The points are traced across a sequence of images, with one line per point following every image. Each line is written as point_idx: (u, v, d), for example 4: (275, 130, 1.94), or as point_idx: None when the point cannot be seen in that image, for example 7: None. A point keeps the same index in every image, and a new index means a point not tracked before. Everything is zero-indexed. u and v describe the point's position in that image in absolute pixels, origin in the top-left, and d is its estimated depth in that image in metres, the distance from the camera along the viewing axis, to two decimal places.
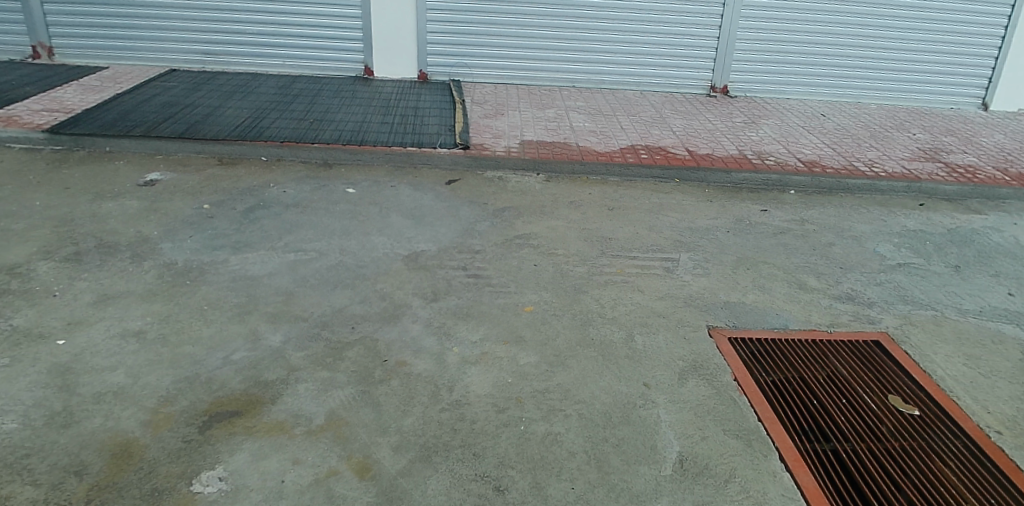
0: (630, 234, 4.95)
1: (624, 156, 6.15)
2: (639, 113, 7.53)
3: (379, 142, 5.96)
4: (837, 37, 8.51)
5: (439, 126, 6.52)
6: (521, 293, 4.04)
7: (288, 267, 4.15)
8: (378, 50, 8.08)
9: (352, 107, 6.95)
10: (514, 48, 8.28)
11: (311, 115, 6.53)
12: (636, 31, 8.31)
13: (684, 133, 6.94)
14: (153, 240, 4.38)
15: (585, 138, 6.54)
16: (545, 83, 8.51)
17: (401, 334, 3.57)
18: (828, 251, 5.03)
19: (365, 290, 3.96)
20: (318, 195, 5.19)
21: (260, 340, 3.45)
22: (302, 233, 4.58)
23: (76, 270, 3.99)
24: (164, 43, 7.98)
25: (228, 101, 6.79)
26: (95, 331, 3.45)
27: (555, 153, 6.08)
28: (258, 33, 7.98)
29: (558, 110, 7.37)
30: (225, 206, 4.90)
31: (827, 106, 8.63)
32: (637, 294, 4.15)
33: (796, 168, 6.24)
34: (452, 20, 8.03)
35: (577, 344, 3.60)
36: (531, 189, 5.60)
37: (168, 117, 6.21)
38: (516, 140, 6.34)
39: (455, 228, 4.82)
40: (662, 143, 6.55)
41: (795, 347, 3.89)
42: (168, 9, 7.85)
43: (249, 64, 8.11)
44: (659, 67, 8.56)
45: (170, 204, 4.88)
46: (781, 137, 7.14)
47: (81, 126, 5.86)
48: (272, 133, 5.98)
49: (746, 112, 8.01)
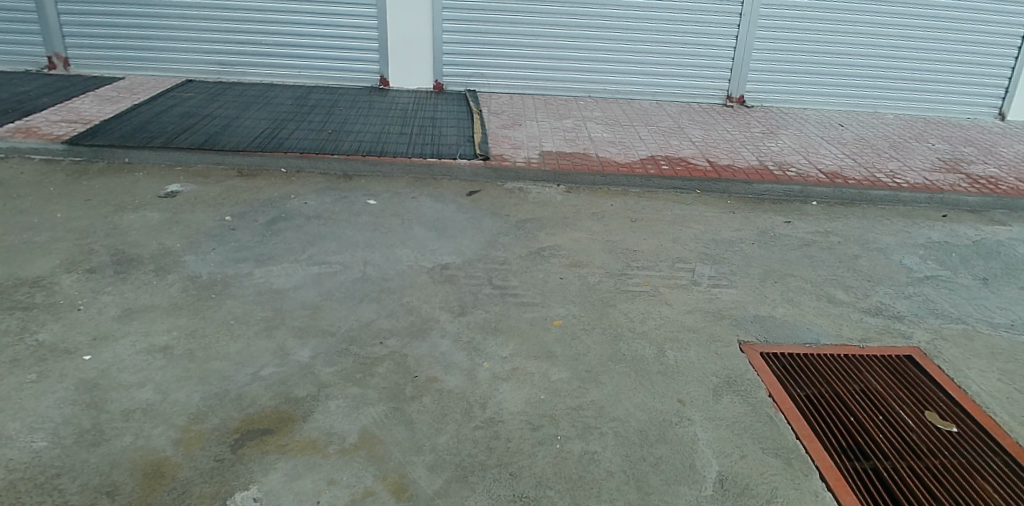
0: (653, 246, 4.90)
1: (645, 167, 6.10)
2: (656, 124, 7.48)
3: (398, 153, 5.94)
4: (853, 47, 8.47)
5: (458, 136, 6.49)
6: (549, 307, 3.99)
7: (313, 281, 4.11)
8: (393, 60, 8.06)
9: (370, 117, 6.92)
10: (529, 57, 8.25)
11: (329, 126, 6.51)
12: (652, 41, 8.29)
13: (703, 143, 6.90)
14: (176, 252, 4.35)
15: (604, 149, 6.50)
16: (560, 93, 8.48)
17: (431, 349, 3.52)
18: (855, 263, 4.97)
19: (391, 304, 3.91)
20: (339, 206, 5.16)
21: (289, 355, 3.40)
22: (325, 245, 4.54)
23: (100, 283, 3.96)
24: (180, 54, 7.98)
25: (245, 111, 6.78)
26: (122, 346, 3.42)
27: (574, 164, 6.04)
28: (274, 44, 7.97)
29: (576, 121, 7.34)
30: (246, 218, 4.86)
31: (844, 116, 8.58)
32: (665, 308, 4.10)
33: (818, 179, 6.19)
34: (467, 31, 8.01)
35: (608, 360, 3.54)
36: (551, 200, 5.56)
37: (186, 128, 6.20)
38: (535, 151, 6.30)
39: (478, 240, 4.78)
40: (682, 154, 6.50)
41: (828, 362, 3.82)
42: (183, 20, 7.85)
43: (264, 75, 8.11)
44: (676, 76, 8.53)
45: (191, 216, 4.85)
46: (800, 148, 7.09)
47: (100, 137, 5.85)
48: (291, 143, 5.96)
49: (763, 122, 7.97)
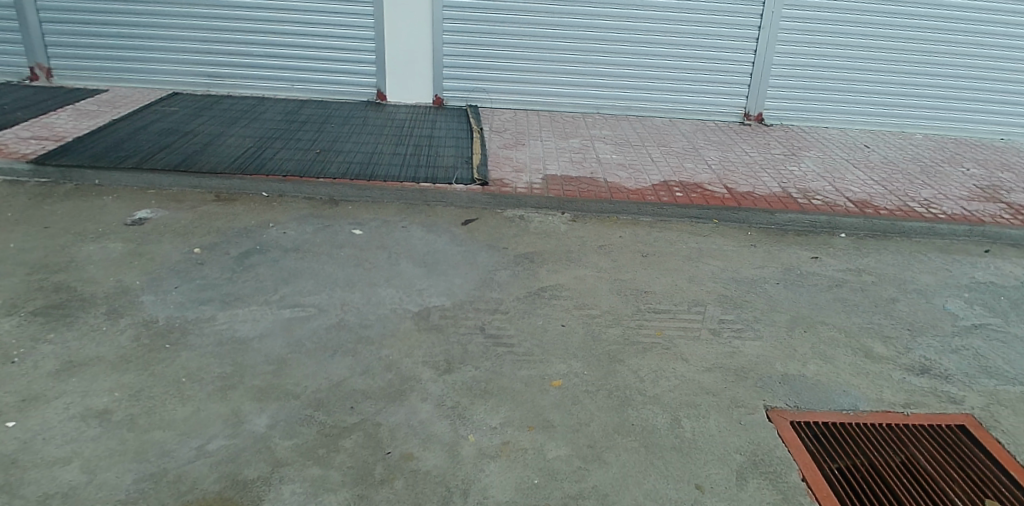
0: (666, 287, 4.41)
1: (657, 193, 5.62)
2: (670, 144, 7.00)
3: (389, 176, 5.48)
4: (879, 63, 7.97)
5: (455, 158, 6.03)
6: (548, 362, 3.51)
7: (282, 328, 3.65)
8: (391, 73, 7.62)
9: (363, 135, 6.48)
10: (536, 72, 7.79)
11: (318, 145, 6.07)
12: (665, 55, 7.82)
13: (721, 167, 6.41)
14: (134, 291, 3.90)
15: (613, 173, 6.02)
16: (568, 110, 8.02)
17: (408, 416, 3.04)
18: (891, 309, 4.47)
19: (368, 356, 3.44)
20: (321, 237, 4.70)
21: (243, 424, 2.94)
22: (301, 283, 4.09)
23: (42, 329, 3.51)
24: (167, 66, 7.59)
25: (230, 128, 6.35)
26: (53, 410, 2.96)
27: (581, 190, 5.57)
28: (266, 55, 7.57)
29: (583, 140, 6.87)
30: (218, 251, 4.42)
31: (870, 137, 8.08)
32: (680, 364, 3.61)
33: (847, 209, 5.69)
34: (470, 43, 7.57)
35: (614, 433, 3.06)
36: (555, 230, 5.08)
37: (165, 146, 5.78)
38: (538, 174, 5.83)
39: (471, 278, 4.31)
40: (698, 179, 6.01)
41: (870, 435, 3.30)
42: (172, 30, 7.45)
43: (255, 88, 7.70)
44: (690, 92, 8.05)
45: (157, 248, 4.41)
46: (825, 173, 6.59)
47: (69, 156, 5.43)
48: (275, 165, 5.52)
49: (784, 143, 7.47)
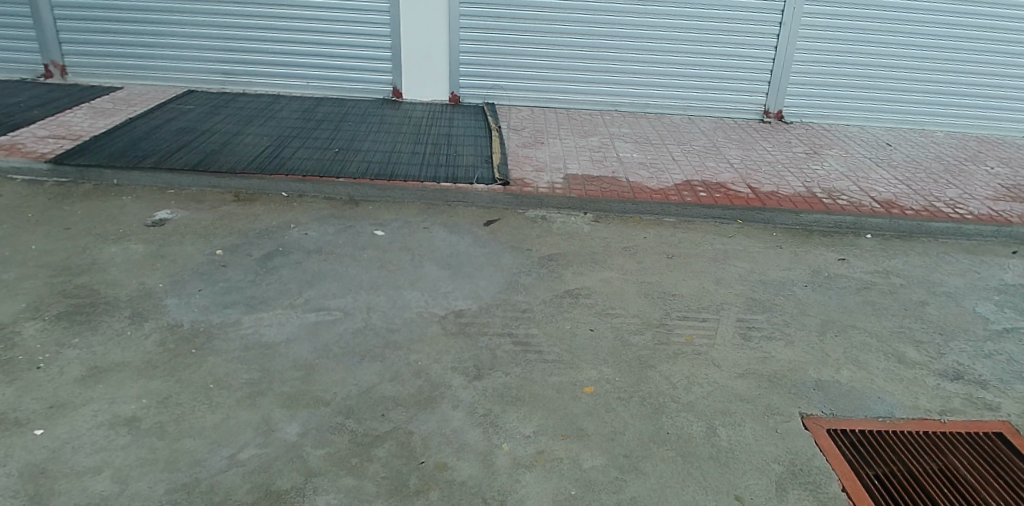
0: (693, 289, 4.35)
1: (681, 193, 5.55)
2: (690, 142, 6.92)
3: (409, 176, 5.43)
4: (899, 60, 7.86)
5: (475, 157, 5.97)
6: (578, 368, 3.45)
7: (308, 332, 3.60)
8: (408, 71, 7.55)
9: (380, 134, 6.42)
10: (553, 68, 7.71)
11: (336, 144, 6.01)
12: (683, 52, 7.73)
13: (743, 165, 6.33)
14: (158, 295, 3.86)
15: (635, 172, 5.94)
16: (586, 107, 7.94)
17: (441, 424, 2.99)
18: (922, 313, 4.40)
19: (397, 362, 3.39)
20: (343, 238, 4.65)
21: (275, 432, 2.90)
22: (325, 286, 4.04)
23: (67, 333, 3.47)
24: (183, 63, 7.55)
25: (248, 127, 6.31)
26: (81, 417, 2.92)
27: (602, 189, 5.50)
28: (281, 52, 7.51)
29: (602, 138, 6.80)
30: (239, 252, 4.37)
31: (891, 134, 7.98)
32: (713, 370, 3.55)
33: (872, 209, 5.62)
34: (486, 40, 7.49)
35: (649, 441, 3.01)
36: (578, 232, 5.02)
37: (183, 145, 5.74)
38: (559, 174, 5.76)
39: (496, 281, 4.25)
40: (721, 178, 5.93)
41: (907, 442, 3.24)
42: (186, 27, 7.40)
43: (270, 85, 7.65)
44: (708, 89, 7.96)
45: (179, 249, 4.37)
46: (849, 172, 6.50)
47: (87, 156, 5.39)
48: (294, 165, 5.47)
49: (805, 141, 7.39)
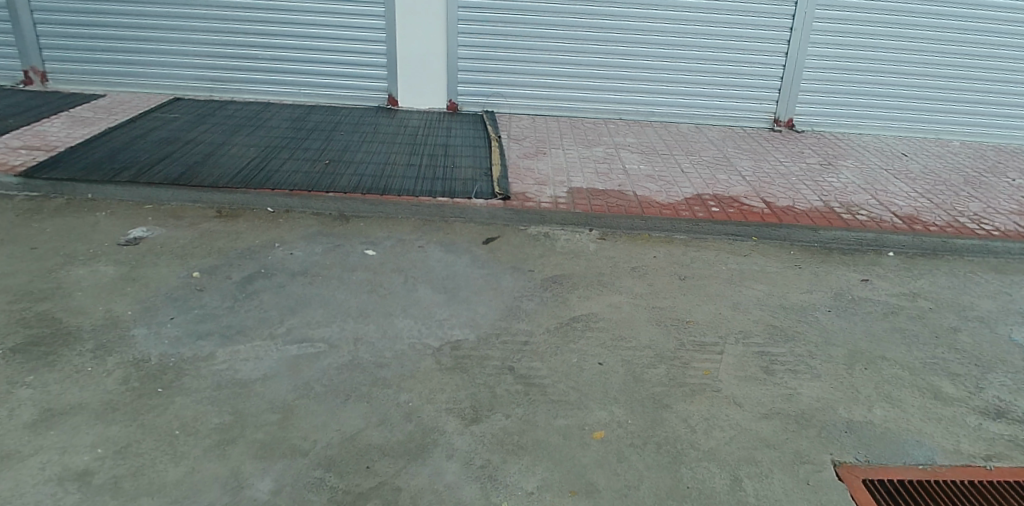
0: (709, 316, 4.02)
1: (692, 208, 5.22)
2: (699, 152, 6.59)
3: (403, 190, 5.11)
4: (915, 67, 7.56)
5: (474, 169, 5.65)
6: (586, 409, 3.12)
7: (289, 367, 3.27)
8: (403, 77, 7.23)
9: (374, 144, 6.10)
10: (555, 75, 7.39)
11: (327, 155, 5.69)
12: (690, 58, 7.43)
13: (756, 178, 6.01)
14: (126, 324, 3.53)
15: (642, 185, 5.62)
16: (589, 115, 7.63)
17: (433, 478, 2.66)
18: (955, 340, 4.07)
19: (386, 402, 3.06)
20: (331, 259, 4.32)
21: (246, 489, 2.57)
22: (310, 313, 3.71)
23: (21, 370, 3.14)
24: (168, 70, 7.24)
25: (234, 136, 5.99)
26: (27, 471, 2.59)
27: (608, 204, 5.18)
28: (271, 58, 7.20)
29: (607, 149, 6.48)
30: (218, 275, 4.04)
31: (906, 143, 7.67)
32: (734, 410, 3.22)
33: (894, 225, 5.30)
34: (485, 45, 7.18)
35: (667, 498, 2.67)
36: (583, 251, 4.69)
37: (164, 157, 5.41)
38: (562, 187, 5.44)
39: (496, 307, 3.93)
40: (733, 192, 5.61)
41: (952, 495, 2.90)
42: (172, 32, 7.08)
43: (260, 93, 7.33)
44: (717, 96, 7.65)
45: (153, 271, 4.04)
46: (866, 184, 6.18)
47: (60, 169, 5.07)
48: (281, 179, 5.16)
49: (819, 152, 7.07)
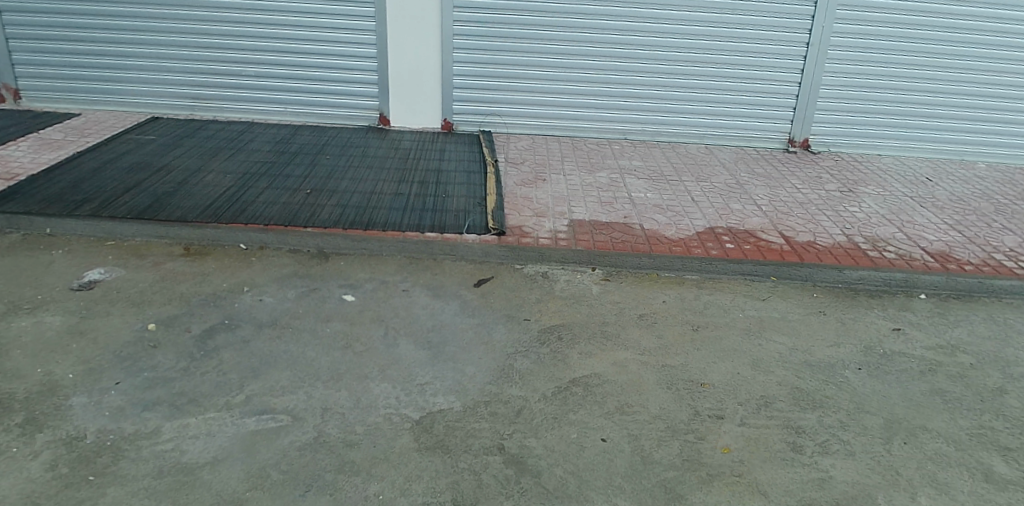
0: (725, 377, 3.58)
1: (704, 244, 4.78)
2: (710, 178, 6.15)
3: (388, 224, 4.69)
4: (939, 85, 7.12)
5: (467, 198, 5.22)
6: (586, 502, 2.69)
7: (245, 447, 2.85)
8: (395, 95, 6.82)
9: (362, 169, 5.68)
10: (556, 92, 6.97)
11: (309, 183, 5.27)
12: (700, 75, 7.00)
13: (772, 208, 5.56)
14: (64, 391, 3.11)
15: (649, 217, 5.19)
16: (592, 135, 7.19)
17: None
18: (1002, 404, 3.62)
19: (353, 495, 2.63)
20: (305, 306, 3.90)
21: None
22: (275, 376, 3.29)
23: None
24: (147, 87, 6.84)
25: (211, 161, 5.57)
26: None
27: (613, 239, 4.74)
28: (256, 75, 6.79)
29: (611, 174, 6.04)
30: (176, 327, 3.62)
31: (930, 166, 7.21)
32: (758, 501, 2.78)
33: (925, 264, 4.85)
34: (482, 61, 6.76)
35: None
36: (584, 295, 4.26)
37: (132, 186, 5.00)
38: (562, 220, 5.01)
39: (486, 366, 3.49)
40: (748, 225, 5.17)
41: None
42: (151, 47, 6.69)
43: (244, 111, 6.92)
44: (728, 116, 7.21)
45: (104, 323, 3.62)
46: (891, 214, 5.72)
47: (17, 200, 4.67)
48: (257, 211, 4.74)
49: (838, 176, 6.62)
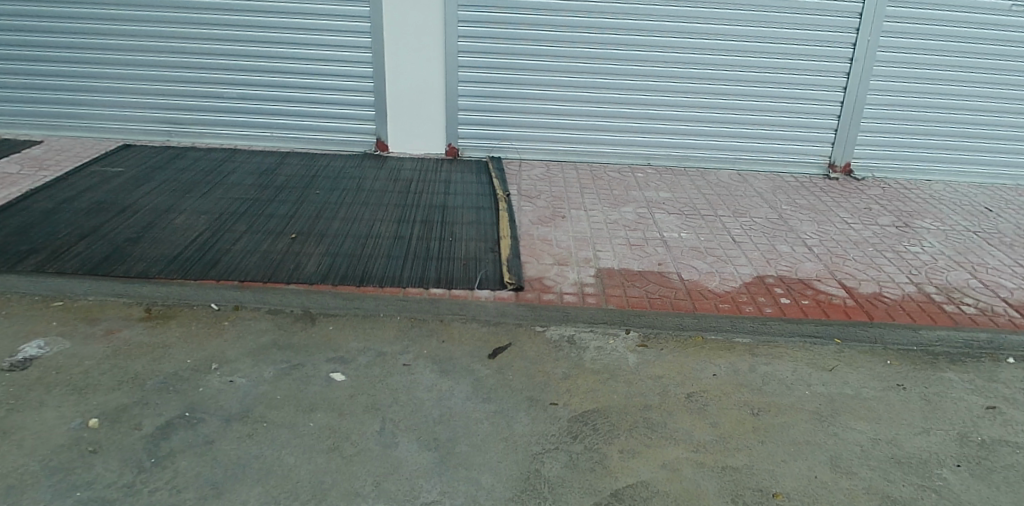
0: (802, 484, 2.89)
1: (754, 299, 4.11)
2: (750, 212, 5.47)
3: (386, 278, 4.02)
4: (994, 103, 6.44)
5: (477, 242, 4.54)
6: None
7: None
8: (395, 118, 6.16)
9: (357, 206, 5.00)
10: (572, 114, 6.29)
11: (296, 225, 4.61)
12: (732, 94, 6.33)
13: (824, 249, 4.88)
14: None
15: (687, 263, 4.50)
16: (612, 161, 6.51)
17: None
18: None
19: None
20: (284, 388, 3.22)
21: None
22: (242, 495, 2.61)
23: None
24: (120, 111, 6.19)
25: (184, 199, 4.91)
26: None
27: (648, 294, 4.06)
28: (240, 97, 6.14)
29: (638, 209, 5.36)
30: (125, 423, 2.95)
31: (986, 193, 6.51)
32: None
33: (1012, 320, 4.16)
34: (491, 81, 6.10)
35: None
36: (619, 367, 3.57)
37: (90, 231, 4.34)
38: (588, 268, 4.33)
39: (505, 474, 2.81)
40: (801, 273, 4.49)
41: None
42: (125, 67, 6.05)
43: (227, 136, 6.26)
44: (763, 138, 6.52)
45: (37, 418, 2.95)
46: (959, 255, 5.03)
47: None
48: (233, 263, 4.08)
49: (889, 207, 5.93)
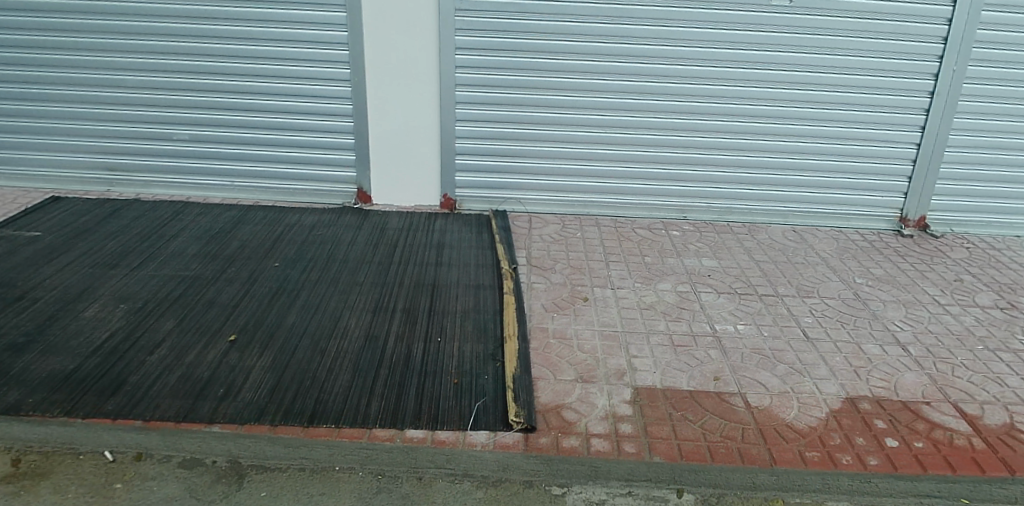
0: None
1: (849, 442, 3.01)
2: (817, 290, 4.36)
3: (348, 411, 2.95)
4: None
5: (473, 345, 3.46)
6: None
7: None
8: (379, 165, 5.10)
9: (322, 286, 3.93)
10: (592, 158, 5.21)
11: (237, 320, 3.54)
12: (786, 135, 5.23)
13: (922, 349, 3.78)
14: None
15: (752, 375, 3.41)
16: (640, 213, 5.42)
17: None
18: None
19: None
20: None
21: None
22: None
23: None
24: (52, 155, 5.16)
25: (104, 279, 3.85)
26: None
27: (705, 435, 2.98)
28: (193, 138, 5.10)
29: (678, 286, 4.27)
30: None
31: None
32: None
33: None
34: (493, 119, 5.04)
35: None
36: None
37: None
38: (620, 388, 3.24)
39: None
40: (903, 392, 3.39)
41: None
42: (56, 104, 5.04)
43: (179, 185, 5.21)
44: (822, 188, 5.42)
45: None
46: None
47: None
48: (143, 387, 3.02)
49: (985, 278, 4.78)
